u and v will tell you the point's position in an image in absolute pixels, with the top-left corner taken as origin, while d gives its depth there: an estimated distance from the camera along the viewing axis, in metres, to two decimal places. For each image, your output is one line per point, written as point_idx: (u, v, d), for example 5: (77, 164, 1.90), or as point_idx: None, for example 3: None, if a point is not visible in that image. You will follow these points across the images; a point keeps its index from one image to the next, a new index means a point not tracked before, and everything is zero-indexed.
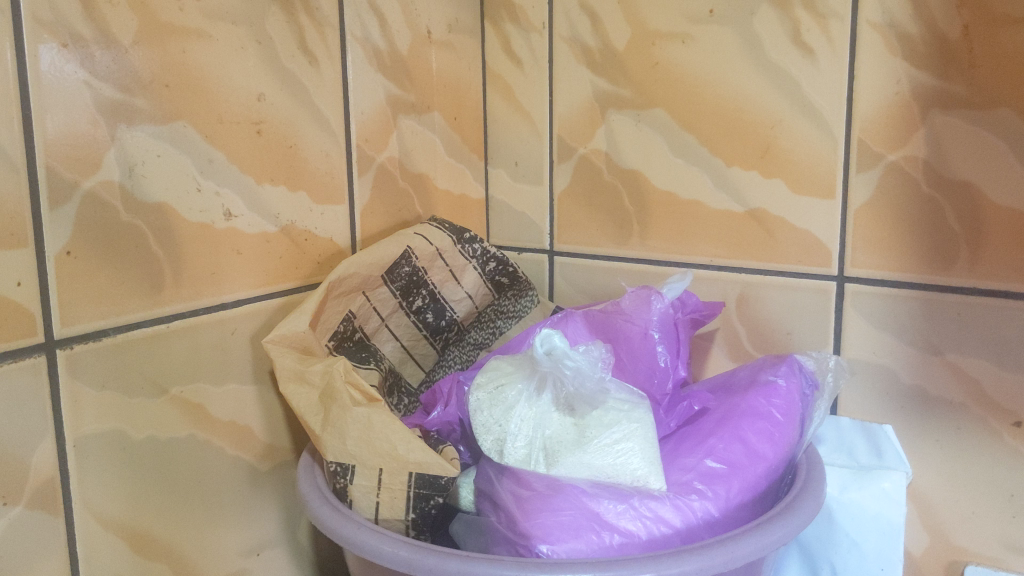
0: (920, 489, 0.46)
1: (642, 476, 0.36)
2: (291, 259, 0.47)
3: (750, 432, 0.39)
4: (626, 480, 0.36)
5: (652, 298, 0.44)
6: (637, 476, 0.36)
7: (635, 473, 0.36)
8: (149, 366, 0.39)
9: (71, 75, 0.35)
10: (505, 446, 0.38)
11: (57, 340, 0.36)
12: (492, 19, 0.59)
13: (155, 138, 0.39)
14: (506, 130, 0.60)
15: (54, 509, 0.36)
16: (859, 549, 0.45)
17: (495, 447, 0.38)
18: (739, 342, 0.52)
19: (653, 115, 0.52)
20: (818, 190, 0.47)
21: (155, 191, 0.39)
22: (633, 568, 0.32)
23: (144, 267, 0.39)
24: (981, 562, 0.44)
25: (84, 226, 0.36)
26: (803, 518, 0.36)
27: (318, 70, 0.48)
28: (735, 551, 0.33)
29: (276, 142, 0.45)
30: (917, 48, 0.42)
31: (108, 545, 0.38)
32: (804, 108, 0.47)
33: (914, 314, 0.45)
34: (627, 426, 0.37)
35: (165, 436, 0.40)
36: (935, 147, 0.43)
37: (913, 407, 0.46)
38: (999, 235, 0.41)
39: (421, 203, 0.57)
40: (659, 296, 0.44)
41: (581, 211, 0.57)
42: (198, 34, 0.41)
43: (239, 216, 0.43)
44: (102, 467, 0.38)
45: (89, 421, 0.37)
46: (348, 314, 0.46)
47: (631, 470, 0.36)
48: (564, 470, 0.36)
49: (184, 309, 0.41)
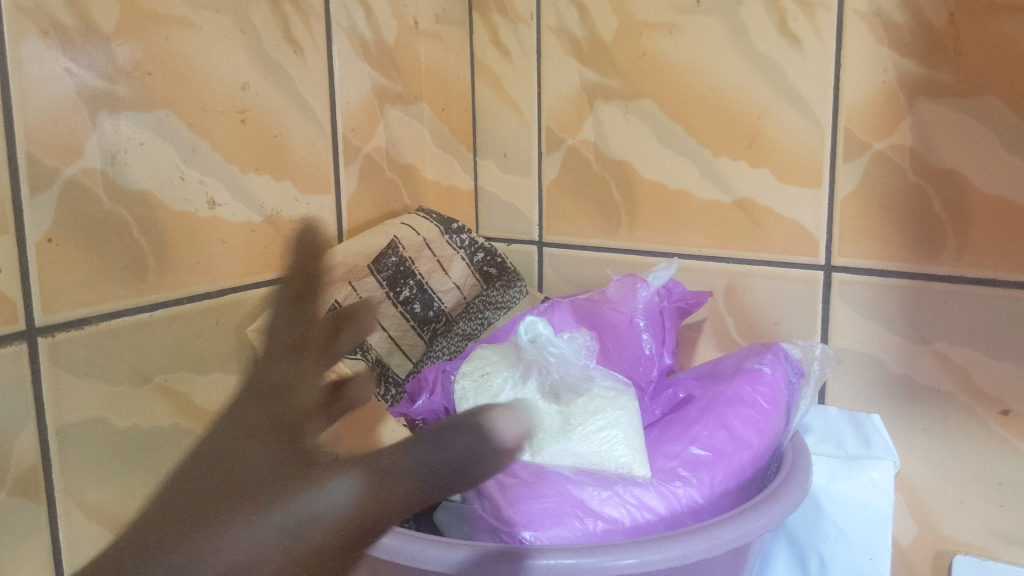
0: (907, 478, 0.46)
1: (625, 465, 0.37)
2: (276, 249, 0.47)
3: (735, 419, 0.39)
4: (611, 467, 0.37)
5: (638, 286, 0.44)
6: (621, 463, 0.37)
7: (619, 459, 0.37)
8: (132, 355, 0.39)
9: (52, 63, 0.35)
10: None
11: (38, 327, 0.36)
12: (480, 11, 0.59)
13: (138, 126, 0.39)
14: (495, 121, 0.60)
15: (36, 496, 0.36)
16: (847, 538, 0.45)
17: None
18: (726, 332, 0.52)
19: (640, 105, 0.52)
20: (805, 178, 0.47)
21: (137, 179, 0.39)
22: (616, 555, 0.32)
23: (126, 256, 0.39)
24: (969, 552, 0.44)
25: (66, 213, 0.36)
26: (788, 505, 0.36)
27: (304, 59, 0.48)
28: (719, 537, 0.33)
29: (261, 131, 0.45)
30: (903, 36, 0.42)
31: (90, 533, 0.38)
32: (790, 97, 0.46)
33: (901, 303, 0.45)
34: (611, 415, 0.38)
35: (149, 426, 0.40)
36: (921, 135, 0.42)
37: (899, 396, 0.46)
38: (985, 224, 0.41)
39: (410, 194, 0.57)
40: (645, 285, 0.44)
41: (570, 202, 0.57)
42: (182, 22, 0.40)
43: (223, 205, 0.43)
44: (84, 455, 0.38)
45: (72, 410, 0.37)
46: (334, 304, 0.46)
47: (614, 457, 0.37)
48: (548, 457, 0.37)
49: (167, 298, 0.41)
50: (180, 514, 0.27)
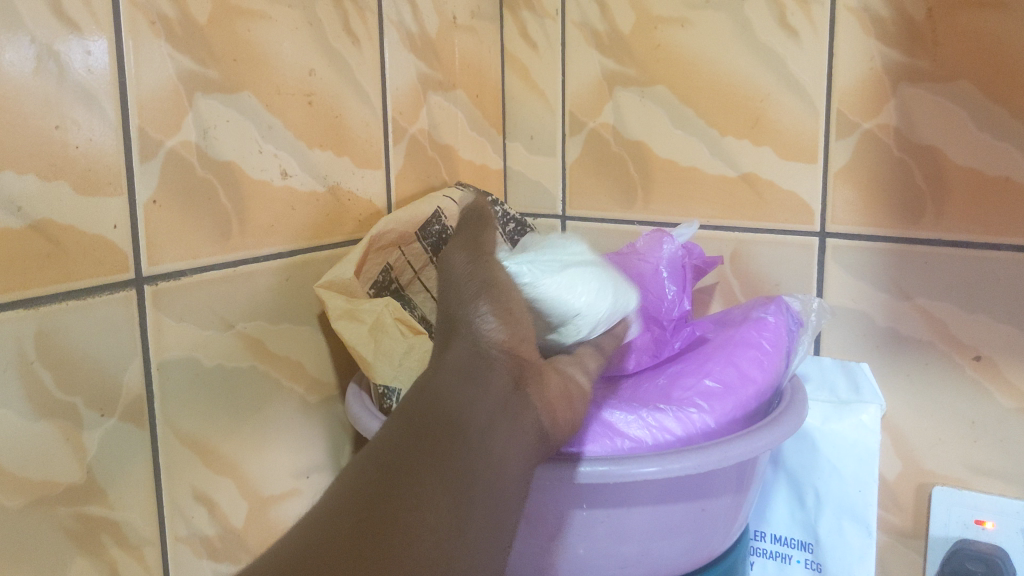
0: (893, 420, 0.52)
1: (607, 301, 0.42)
2: (337, 216, 0.53)
3: (742, 359, 0.45)
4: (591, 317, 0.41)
5: (664, 239, 0.51)
6: (591, 303, 0.41)
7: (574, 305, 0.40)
8: (218, 304, 0.45)
9: (158, 50, 0.41)
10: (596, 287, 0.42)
11: (144, 276, 0.42)
12: (509, 7, 0.65)
13: (224, 106, 0.45)
14: (523, 106, 0.66)
15: (140, 423, 0.42)
16: (840, 474, 0.52)
17: (597, 284, 0.42)
18: (733, 294, 0.58)
19: (655, 91, 0.58)
20: (802, 154, 0.53)
21: (223, 151, 0.45)
22: (641, 464, 0.38)
23: (214, 217, 0.45)
24: (947, 483, 0.50)
25: (167, 179, 0.42)
26: (787, 430, 0.42)
27: (360, 50, 0.54)
28: (728, 451, 0.39)
29: (324, 112, 0.51)
30: (888, 28, 0.48)
31: (183, 457, 0.44)
32: (789, 83, 0.53)
33: (888, 264, 0.51)
34: (521, 275, 0.40)
35: (231, 366, 0.46)
36: (904, 115, 0.48)
37: (887, 347, 0.52)
38: (959, 193, 0.47)
39: (448, 171, 0.63)
40: (670, 239, 0.51)
41: (591, 178, 0.63)
42: (260, 15, 0.46)
43: (293, 175, 0.49)
44: (179, 389, 0.44)
45: (170, 348, 0.43)
46: (386, 266, 0.52)
47: (568, 307, 0.40)
48: (591, 311, 0.41)
49: (247, 256, 0.47)
50: (426, 422, 0.30)
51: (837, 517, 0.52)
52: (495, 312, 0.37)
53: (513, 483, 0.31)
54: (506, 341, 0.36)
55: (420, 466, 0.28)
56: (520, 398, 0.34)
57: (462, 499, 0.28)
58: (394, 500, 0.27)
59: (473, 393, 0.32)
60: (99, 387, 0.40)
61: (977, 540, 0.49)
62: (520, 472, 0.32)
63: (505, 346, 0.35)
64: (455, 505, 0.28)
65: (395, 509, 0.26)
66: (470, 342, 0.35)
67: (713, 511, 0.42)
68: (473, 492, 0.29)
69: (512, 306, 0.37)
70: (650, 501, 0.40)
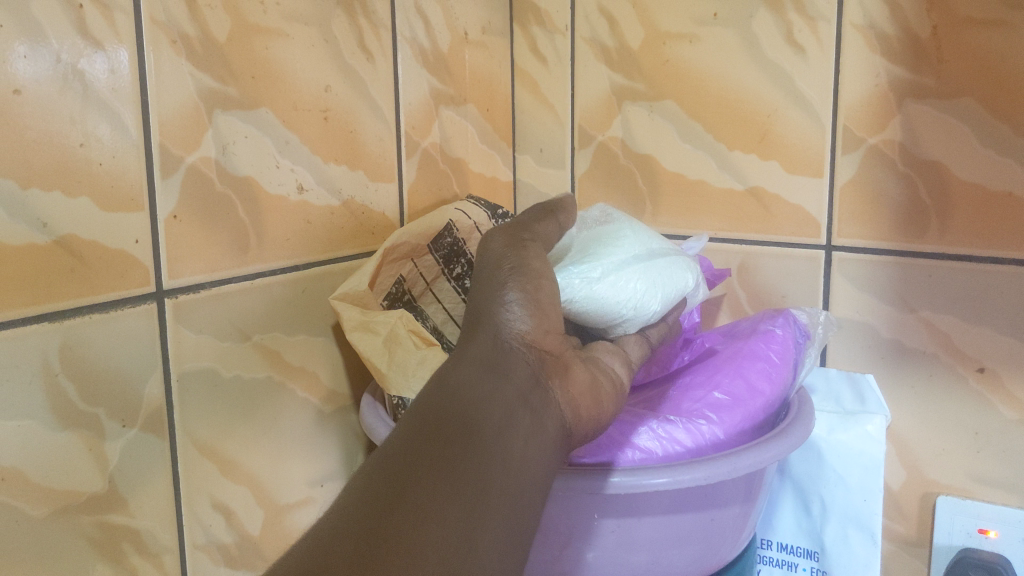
0: (896, 430, 0.53)
1: (657, 299, 0.43)
2: (352, 229, 0.54)
3: (751, 371, 0.46)
4: (642, 315, 0.43)
5: None
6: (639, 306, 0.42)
7: (625, 306, 0.42)
8: (236, 316, 0.46)
9: (179, 68, 0.42)
10: (646, 287, 0.42)
11: (165, 289, 0.42)
12: (520, 23, 0.66)
13: (243, 123, 0.46)
14: (533, 119, 0.67)
15: (161, 432, 0.43)
16: (846, 483, 0.52)
17: (647, 286, 0.42)
18: (740, 305, 0.59)
19: (663, 105, 0.59)
20: (808, 168, 0.54)
21: (241, 166, 0.46)
22: (652, 475, 0.39)
23: (232, 231, 0.46)
24: (951, 492, 0.51)
25: (187, 195, 0.43)
26: (795, 441, 0.42)
27: (374, 65, 0.54)
28: (738, 462, 0.39)
29: (339, 127, 0.52)
30: (894, 45, 0.49)
31: (201, 466, 0.45)
32: (795, 98, 0.53)
33: (892, 278, 0.51)
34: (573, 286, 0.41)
35: (249, 377, 0.47)
36: (908, 131, 0.49)
37: (892, 359, 0.52)
38: (963, 207, 0.48)
39: (459, 183, 0.64)
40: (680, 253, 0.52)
41: (600, 191, 0.64)
42: (278, 33, 0.47)
43: (309, 189, 0.50)
44: (197, 399, 0.45)
45: (189, 360, 0.44)
46: (398, 278, 0.53)
47: (615, 311, 0.42)
48: (638, 312, 0.42)
49: (264, 270, 0.48)
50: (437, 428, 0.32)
51: (842, 526, 0.52)
52: (523, 300, 0.37)
53: (528, 481, 0.33)
54: (530, 335, 0.36)
55: (426, 474, 0.30)
56: (540, 395, 0.35)
57: (470, 504, 0.30)
58: (400, 507, 0.28)
59: (488, 392, 0.34)
60: (121, 399, 0.41)
61: (980, 548, 0.50)
62: (536, 477, 0.33)
63: (528, 339, 0.36)
64: (467, 506, 0.30)
65: (401, 520, 0.28)
66: (491, 338, 0.36)
67: (721, 520, 0.43)
68: (480, 497, 0.30)
69: (541, 297, 0.37)
70: (659, 510, 0.40)
